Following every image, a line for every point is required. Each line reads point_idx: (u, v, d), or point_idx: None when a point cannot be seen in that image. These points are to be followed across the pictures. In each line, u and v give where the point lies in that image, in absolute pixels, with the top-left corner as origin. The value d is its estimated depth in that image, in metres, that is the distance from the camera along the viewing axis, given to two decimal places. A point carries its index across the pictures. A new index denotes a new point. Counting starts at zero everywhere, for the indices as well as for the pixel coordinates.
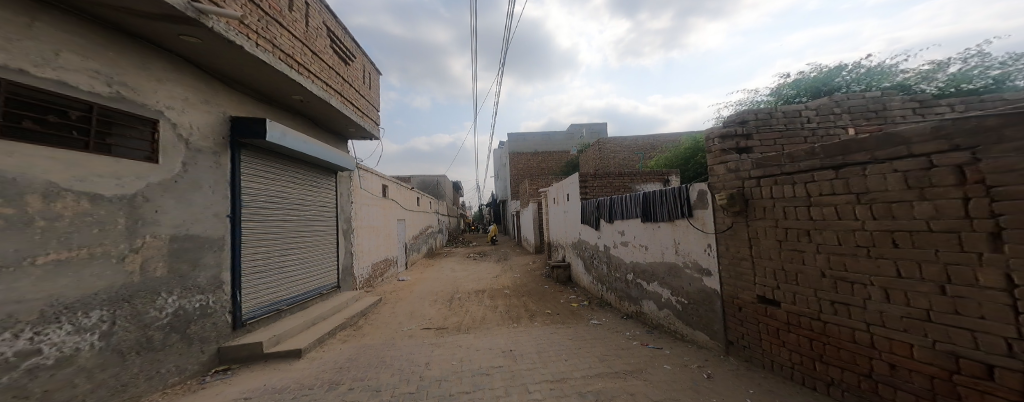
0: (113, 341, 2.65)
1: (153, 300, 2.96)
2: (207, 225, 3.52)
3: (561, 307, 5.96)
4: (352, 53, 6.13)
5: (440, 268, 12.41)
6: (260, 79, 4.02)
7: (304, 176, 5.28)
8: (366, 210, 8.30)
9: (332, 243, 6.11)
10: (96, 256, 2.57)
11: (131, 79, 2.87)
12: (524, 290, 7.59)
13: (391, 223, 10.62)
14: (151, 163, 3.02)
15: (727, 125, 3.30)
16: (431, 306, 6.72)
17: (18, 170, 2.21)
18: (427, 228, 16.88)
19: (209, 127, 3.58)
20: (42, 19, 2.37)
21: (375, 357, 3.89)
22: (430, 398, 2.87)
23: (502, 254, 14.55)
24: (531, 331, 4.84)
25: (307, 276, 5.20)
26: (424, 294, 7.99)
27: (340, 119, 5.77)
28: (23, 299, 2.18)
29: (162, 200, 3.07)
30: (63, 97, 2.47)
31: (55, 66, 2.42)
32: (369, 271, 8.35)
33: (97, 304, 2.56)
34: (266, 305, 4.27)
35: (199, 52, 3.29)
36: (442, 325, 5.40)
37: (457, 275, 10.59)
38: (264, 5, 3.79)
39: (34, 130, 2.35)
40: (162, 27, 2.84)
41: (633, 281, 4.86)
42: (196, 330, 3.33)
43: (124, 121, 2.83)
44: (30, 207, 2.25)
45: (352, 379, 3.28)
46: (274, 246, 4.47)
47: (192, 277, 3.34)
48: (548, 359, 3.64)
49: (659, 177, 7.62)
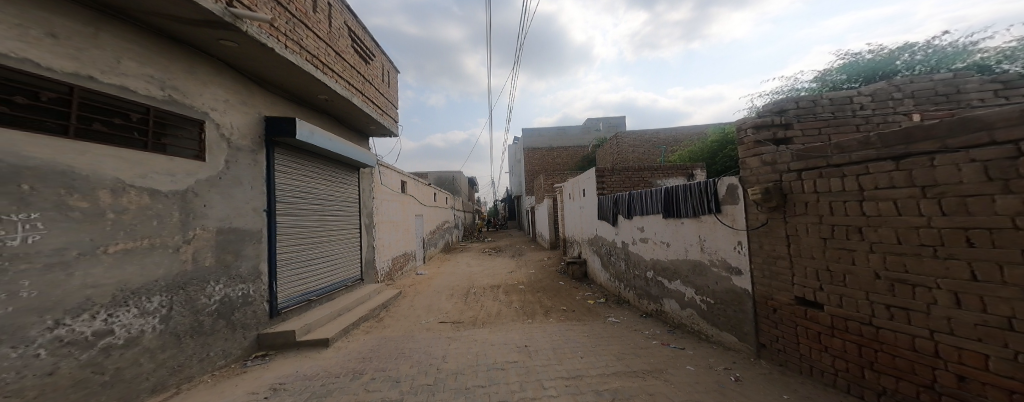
0: (171, 324, 2.80)
1: (203, 288, 3.11)
2: (248, 219, 3.64)
3: (577, 303, 5.89)
4: (372, 52, 6.22)
5: (456, 263, 12.56)
6: (289, 80, 4.12)
7: (330, 173, 5.40)
8: (386, 206, 8.47)
9: (356, 237, 6.23)
10: (155, 246, 2.71)
11: (180, 83, 2.99)
12: (539, 285, 7.57)
13: (409, 218, 10.74)
14: (199, 162, 3.14)
15: (763, 115, 3.15)
16: (446, 301, 6.80)
17: (91, 167, 2.33)
18: (440, 223, 16.42)
19: (246, 127, 3.70)
20: (106, 29, 2.49)
21: (395, 349, 3.96)
22: (446, 390, 2.90)
23: (515, 250, 14.56)
24: (546, 328, 4.78)
25: (333, 269, 5.33)
26: (441, 288, 8.10)
27: (361, 117, 5.86)
28: (95, 286, 2.31)
29: (209, 195, 3.21)
30: (126, 101, 2.60)
31: (118, 72, 2.55)
32: (389, 265, 8.51)
33: (157, 290, 2.70)
34: (297, 296, 4.40)
35: (238, 56, 3.39)
36: (458, 320, 5.43)
37: (472, 269, 10.68)
38: (292, 8, 3.91)
39: (104, 133, 2.47)
40: (205, 33, 2.94)
41: (653, 279, 4.75)
42: (239, 317, 3.48)
43: (176, 122, 2.96)
44: (102, 201, 2.38)
45: (374, 369, 3.36)
46: (304, 239, 4.60)
47: (235, 267, 3.47)
48: (564, 356, 3.62)
49: (681, 172, 7.37)
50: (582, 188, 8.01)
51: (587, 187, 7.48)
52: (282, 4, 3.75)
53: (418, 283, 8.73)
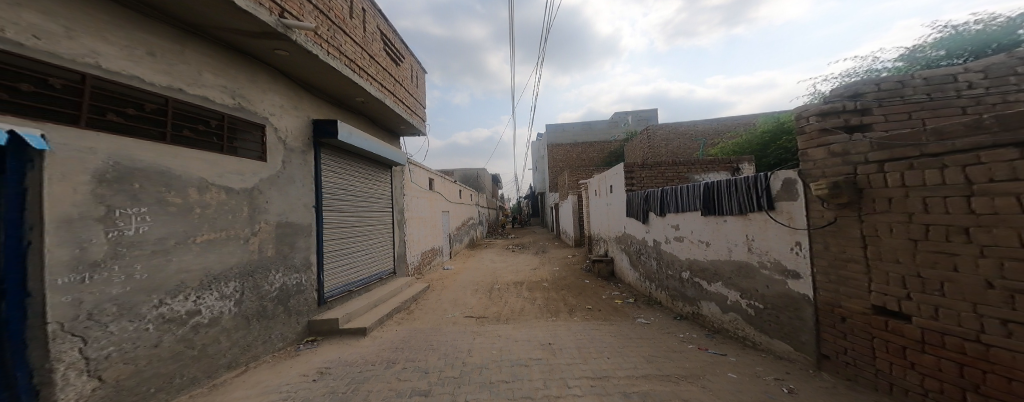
0: (242, 307, 3.14)
1: (267, 276, 3.43)
2: (300, 215, 3.93)
3: (603, 303, 5.76)
4: (402, 54, 6.36)
5: (479, 259, 12.68)
6: (331, 86, 4.34)
7: (367, 171, 5.68)
8: (415, 202, 8.68)
9: (390, 233, 6.51)
10: (229, 237, 3.03)
11: (246, 91, 3.31)
12: (564, 283, 7.48)
13: (436, 215, 10.94)
14: (261, 163, 3.47)
15: (833, 101, 2.81)
16: (471, 296, 6.88)
17: (182, 168, 2.67)
18: (466, 220, 16.66)
19: (297, 129, 3.99)
20: (190, 46, 2.81)
21: (424, 341, 4.05)
22: (471, 383, 2.93)
23: (539, 247, 14.48)
24: (569, 327, 4.73)
25: (371, 262, 5.62)
26: (467, 283, 8.21)
27: (393, 118, 6.04)
28: (183, 272, 2.64)
29: (270, 192, 3.52)
30: (205, 109, 2.93)
31: (200, 84, 2.88)
32: (418, 259, 8.73)
33: (233, 277, 3.05)
34: (340, 286, 4.71)
35: (289, 64, 3.65)
36: (483, 314, 5.49)
37: (496, 266, 10.74)
38: (333, 17, 4.09)
39: (189, 138, 2.80)
40: (263, 44, 3.19)
41: (689, 280, 4.55)
42: (294, 304, 3.78)
43: (243, 127, 3.29)
44: (191, 198, 2.72)
45: (404, 358, 3.45)
46: (345, 234, 4.89)
47: (291, 257, 3.78)
48: (589, 356, 3.55)
49: (725, 166, 6.92)
50: (609, 185, 7.81)
51: (615, 183, 7.27)
52: (325, 13, 3.94)
53: (445, 278, 8.90)
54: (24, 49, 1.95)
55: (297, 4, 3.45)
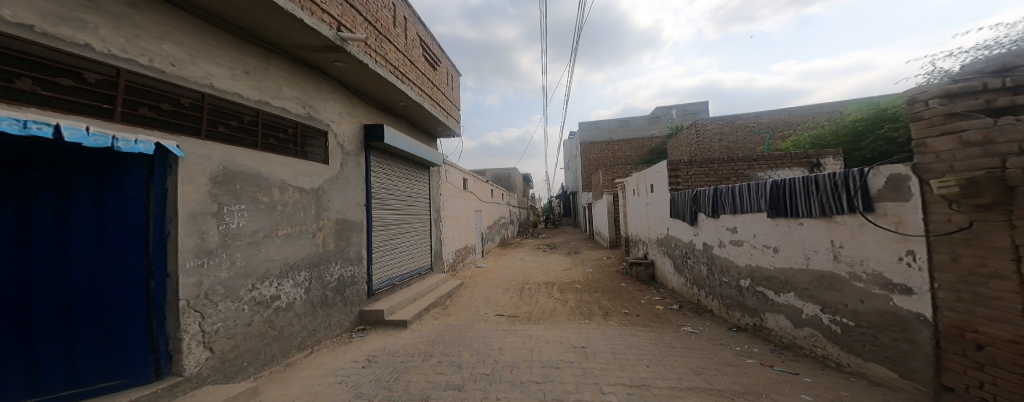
0: (308, 295, 3.78)
1: (327, 268, 4.09)
2: (353, 212, 4.59)
3: (642, 308, 5.47)
4: (438, 58, 6.91)
5: (511, 258, 12.68)
6: (377, 91, 4.92)
7: (407, 173, 6.29)
8: (450, 201, 8.88)
9: (428, 230, 7.07)
10: (301, 233, 3.69)
11: (312, 100, 3.98)
12: (598, 285, 7.24)
13: (469, 213, 11.12)
14: (324, 166, 4.17)
15: (966, 78, 2.17)
16: (502, 293, 6.93)
17: (269, 172, 3.33)
18: (497, 219, 16.85)
19: (350, 135, 4.64)
20: (272, 64, 3.46)
21: (457, 336, 4.26)
22: (501, 382, 3.02)
23: (571, 248, 14.20)
24: (604, 330, 4.58)
25: (411, 257, 6.21)
26: (498, 281, 8.27)
27: (429, 119, 6.51)
28: (267, 261, 3.23)
29: (330, 192, 4.21)
30: (286, 119, 3.62)
31: (279, 96, 3.54)
32: (453, 256, 8.94)
33: (301, 268, 3.68)
34: (384, 280, 5.33)
35: (343, 72, 4.25)
36: (514, 313, 5.45)
37: (527, 265, 10.69)
38: (379, 27, 4.72)
39: (275, 145, 3.48)
40: (324, 57, 3.81)
41: (749, 289, 4.10)
42: (348, 294, 4.42)
43: (310, 133, 3.98)
44: (274, 196, 3.37)
45: (441, 352, 3.71)
46: (388, 230, 5.52)
47: (347, 251, 4.45)
48: (626, 363, 3.37)
49: (799, 162, 6.14)
50: (649, 183, 7.48)
51: (656, 181, 6.93)
52: (372, 25, 4.55)
53: (477, 275, 9.01)
54: (167, 76, 2.57)
55: (350, 18, 4.05)
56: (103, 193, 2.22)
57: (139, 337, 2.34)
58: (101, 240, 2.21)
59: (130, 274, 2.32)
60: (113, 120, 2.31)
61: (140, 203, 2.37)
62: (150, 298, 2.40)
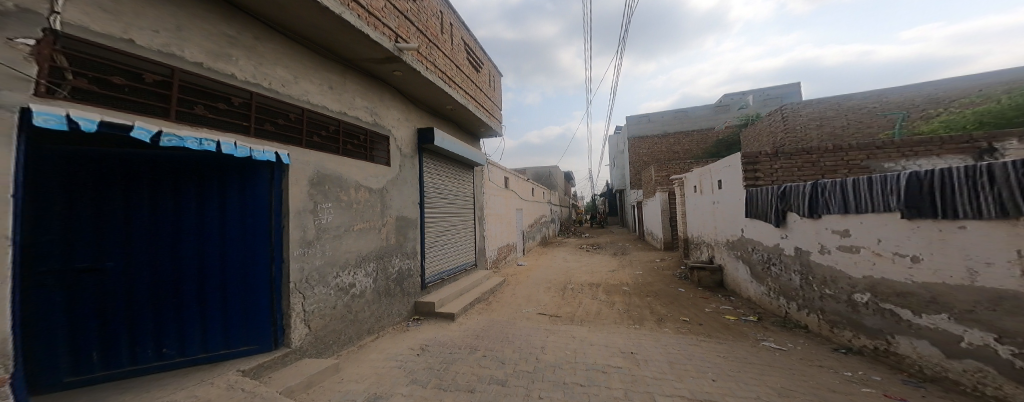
0: (376, 284, 4.21)
1: (390, 261, 4.50)
2: (410, 210, 5.01)
3: (708, 317, 4.95)
4: (484, 61, 7.14)
5: (553, 256, 12.54)
6: (430, 97, 5.28)
7: (456, 172, 6.67)
8: (494, 200, 9.10)
9: (476, 228, 7.37)
10: (369, 227, 4.14)
11: (376, 108, 4.42)
12: (649, 289, 6.84)
13: (512, 212, 11.18)
14: (387, 168, 4.55)
15: None
16: (545, 292, 6.91)
17: (346, 174, 3.79)
18: (539, 218, 16.76)
19: (408, 138, 5.06)
20: (345, 77, 3.92)
21: (500, 332, 4.44)
22: (544, 380, 3.07)
23: (618, 248, 13.69)
24: (659, 337, 4.29)
25: (459, 253, 6.56)
26: (539, 279, 8.22)
27: (475, 120, 6.82)
28: (347, 252, 3.72)
29: (391, 189, 4.60)
30: (360, 127, 4.12)
31: (353, 106, 4.03)
32: (496, 253, 9.09)
33: (371, 260, 4.13)
34: (437, 274, 5.70)
35: (401, 81, 4.63)
36: (556, 313, 5.38)
37: (569, 264, 10.49)
38: (430, 34, 4.99)
39: (353, 150, 3.98)
40: (386, 67, 4.20)
41: (870, 305, 3.30)
42: (406, 285, 4.83)
43: (379, 138, 4.45)
44: (350, 194, 3.82)
45: (485, 347, 3.88)
46: (440, 226, 5.90)
47: (406, 245, 4.87)
48: (684, 374, 3.15)
49: (959, 148, 4.63)
50: (715, 180, 6.85)
51: (726, 178, 6.29)
52: (424, 33, 4.83)
53: (519, 273, 9.07)
54: (278, 94, 3.12)
55: (406, 29, 4.37)
56: (243, 196, 2.93)
57: (264, 312, 2.98)
58: (242, 233, 2.92)
59: (260, 259, 2.98)
60: (249, 135, 2.90)
61: (265, 201, 3.02)
62: (272, 280, 3.02)
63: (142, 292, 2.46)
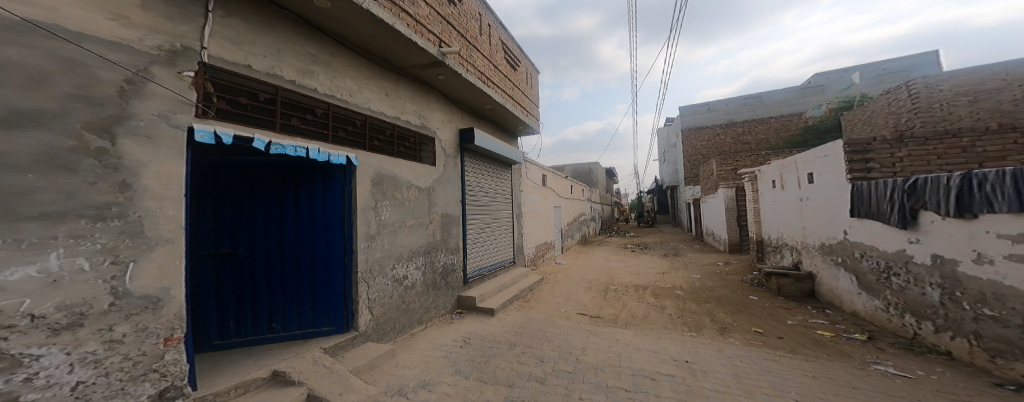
0: (425, 277, 4.56)
1: (436, 256, 4.84)
2: (453, 207, 5.32)
3: (795, 332, 4.31)
4: (518, 58, 7.25)
5: (594, 256, 12.21)
6: (471, 97, 5.55)
7: (494, 170, 6.90)
8: (532, 198, 9.15)
9: (512, 225, 7.57)
10: (418, 224, 4.47)
11: (423, 111, 4.77)
12: (705, 294, 6.32)
13: (550, 210, 11.04)
14: (432, 167, 4.90)
15: None
16: (585, 292, 6.75)
17: (399, 174, 4.17)
18: (578, 216, 16.34)
19: (450, 139, 5.37)
20: (397, 84, 4.30)
21: (539, 329, 4.53)
22: (585, 382, 3.07)
23: (669, 249, 12.90)
24: (721, 348, 3.87)
25: (497, 249, 6.82)
26: (579, 279, 8.02)
27: (512, 119, 6.99)
28: (401, 246, 4.11)
29: (437, 188, 4.93)
30: (412, 130, 4.50)
31: (404, 110, 4.41)
32: (534, 251, 9.11)
33: (420, 253, 4.47)
34: (477, 270, 6.01)
35: (444, 84, 4.93)
36: (598, 314, 5.28)
37: (612, 264, 10.12)
38: (468, 37, 5.12)
39: (406, 152, 4.41)
40: (432, 72, 4.51)
41: None
42: (450, 279, 5.16)
43: (427, 140, 4.84)
44: (402, 193, 4.19)
45: (524, 343, 4.00)
46: (479, 224, 6.18)
47: (450, 241, 5.22)
48: (756, 391, 2.84)
49: None
50: (802, 174, 6.04)
51: (819, 170, 5.44)
52: (465, 36, 5.01)
53: (558, 271, 8.96)
54: (349, 104, 3.60)
55: (449, 34, 4.56)
56: (324, 194, 3.49)
57: (340, 296, 3.49)
58: (324, 226, 3.48)
59: (336, 249, 3.49)
60: (327, 141, 3.36)
61: (340, 199, 3.51)
62: (345, 269, 3.52)
63: (259, 272, 3.27)
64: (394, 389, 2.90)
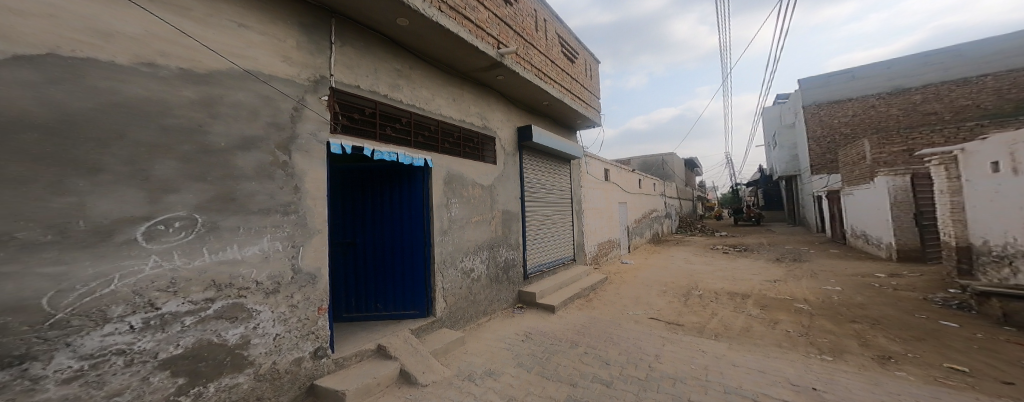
0: (489, 270, 4.85)
1: (499, 252, 5.05)
2: (514, 204, 5.48)
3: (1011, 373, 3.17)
4: (576, 51, 7.14)
5: (670, 256, 11.28)
6: (528, 95, 5.70)
7: (552, 165, 6.90)
8: (592, 193, 8.88)
9: (571, 223, 7.48)
10: (481, 220, 4.70)
11: (487, 113, 5.14)
12: (833, 310, 5.26)
13: (614, 204, 10.52)
14: (495, 166, 5.11)
15: None
16: (659, 296, 6.26)
17: (466, 171, 4.55)
18: (650, 212, 15.17)
19: (509, 138, 5.56)
20: (464, 89, 4.75)
21: (604, 331, 4.41)
22: (659, 393, 2.85)
23: (788, 254, 10.89)
24: (878, 381, 3.03)
25: (556, 246, 6.79)
26: (650, 281, 7.51)
27: (571, 112, 6.98)
28: (468, 241, 4.46)
29: (499, 186, 5.19)
30: (478, 132, 4.93)
31: (471, 113, 4.84)
32: (596, 249, 8.83)
33: (484, 249, 4.75)
34: (535, 266, 6.06)
35: (505, 85, 5.22)
36: (676, 321, 4.87)
37: (693, 266, 9.15)
38: (525, 34, 5.27)
39: (475, 152, 4.81)
40: (492, 75, 4.82)
41: None
42: (512, 275, 5.33)
43: (491, 140, 5.21)
44: (468, 189, 4.54)
45: (586, 344, 3.96)
46: (538, 222, 6.23)
47: (511, 238, 5.37)
48: None
49: None
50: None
51: None
52: (522, 35, 5.15)
53: (623, 271, 8.55)
54: (427, 112, 4.14)
55: (506, 35, 4.78)
56: (409, 197, 4.06)
57: (422, 285, 4.01)
58: (410, 224, 4.06)
59: (419, 244, 4.03)
60: (410, 145, 3.89)
61: (420, 199, 4.02)
62: (425, 261, 4.02)
63: (370, 264, 4.09)
64: (464, 373, 3.24)
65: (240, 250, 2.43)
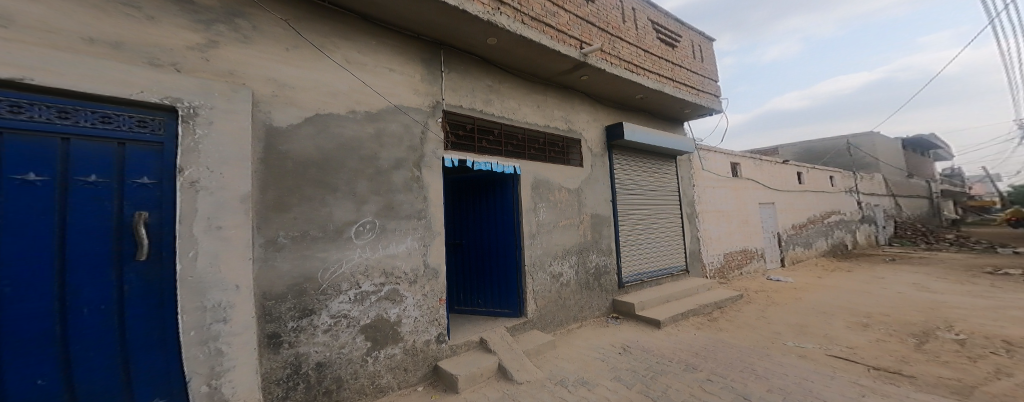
0: (581, 272, 5.65)
1: (591, 254, 5.87)
2: (603, 207, 6.22)
3: None
4: (677, 34, 7.33)
5: (852, 280, 9.69)
6: (618, 93, 6.34)
7: (649, 165, 7.55)
8: (711, 192, 9.29)
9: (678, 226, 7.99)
10: (571, 223, 5.60)
11: (569, 116, 5.88)
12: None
13: (748, 206, 10.62)
14: (579, 168, 5.91)
15: None
16: (835, 322, 5.79)
17: (553, 177, 5.41)
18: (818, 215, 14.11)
19: (596, 140, 6.33)
20: (542, 93, 5.51)
21: (746, 362, 4.13)
22: None
23: None
24: None
25: (660, 253, 7.36)
26: (817, 307, 6.83)
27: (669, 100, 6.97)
28: (557, 243, 5.33)
29: (587, 189, 5.98)
30: (558, 136, 5.64)
31: (547, 117, 5.51)
32: (721, 259, 9.16)
33: (572, 253, 5.53)
34: (635, 275, 6.73)
35: (586, 86, 5.92)
36: (890, 368, 3.88)
37: (945, 301, 7.08)
38: (611, 30, 5.72)
39: (557, 157, 5.59)
40: (571, 78, 5.55)
41: None
42: (603, 281, 6.01)
43: (570, 142, 5.86)
44: (556, 193, 5.43)
45: (710, 369, 3.95)
46: (637, 230, 6.95)
47: (603, 241, 6.11)
48: None
49: None
50: None
51: None
52: (608, 31, 5.64)
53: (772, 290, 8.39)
54: (515, 119, 5.01)
55: (591, 33, 5.34)
56: (507, 208, 5.07)
57: (512, 284, 4.99)
58: (507, 229, 5.09)
59: (507, 246, 5.08)
60: (503, 154, 4.82)
61: (507, 211, 5.07)
62: (517, 261, 4.96)
63: (476, 257, 5.49)
64: (557, 377, 3.76)
65: (396, 247, 3.53)
